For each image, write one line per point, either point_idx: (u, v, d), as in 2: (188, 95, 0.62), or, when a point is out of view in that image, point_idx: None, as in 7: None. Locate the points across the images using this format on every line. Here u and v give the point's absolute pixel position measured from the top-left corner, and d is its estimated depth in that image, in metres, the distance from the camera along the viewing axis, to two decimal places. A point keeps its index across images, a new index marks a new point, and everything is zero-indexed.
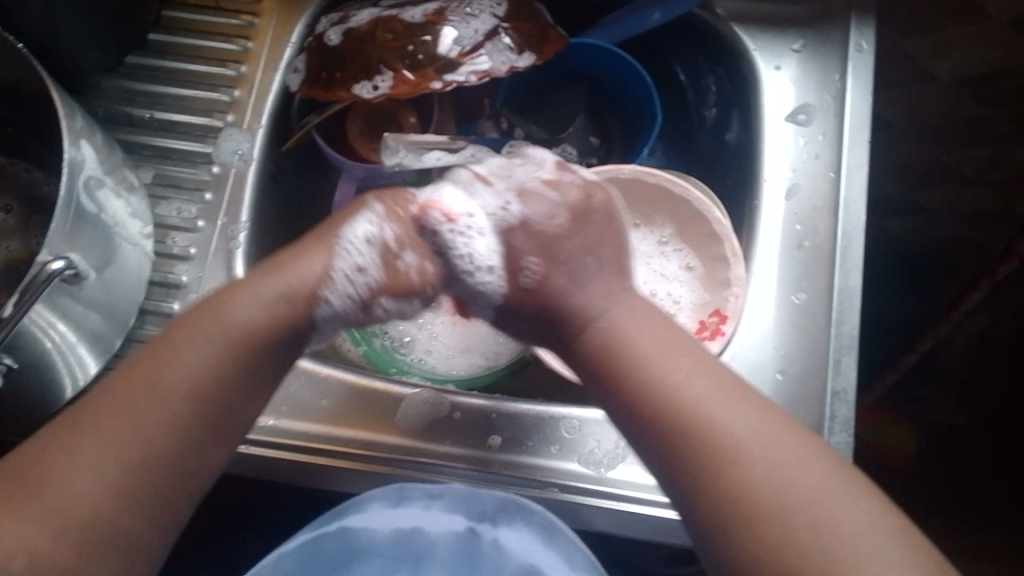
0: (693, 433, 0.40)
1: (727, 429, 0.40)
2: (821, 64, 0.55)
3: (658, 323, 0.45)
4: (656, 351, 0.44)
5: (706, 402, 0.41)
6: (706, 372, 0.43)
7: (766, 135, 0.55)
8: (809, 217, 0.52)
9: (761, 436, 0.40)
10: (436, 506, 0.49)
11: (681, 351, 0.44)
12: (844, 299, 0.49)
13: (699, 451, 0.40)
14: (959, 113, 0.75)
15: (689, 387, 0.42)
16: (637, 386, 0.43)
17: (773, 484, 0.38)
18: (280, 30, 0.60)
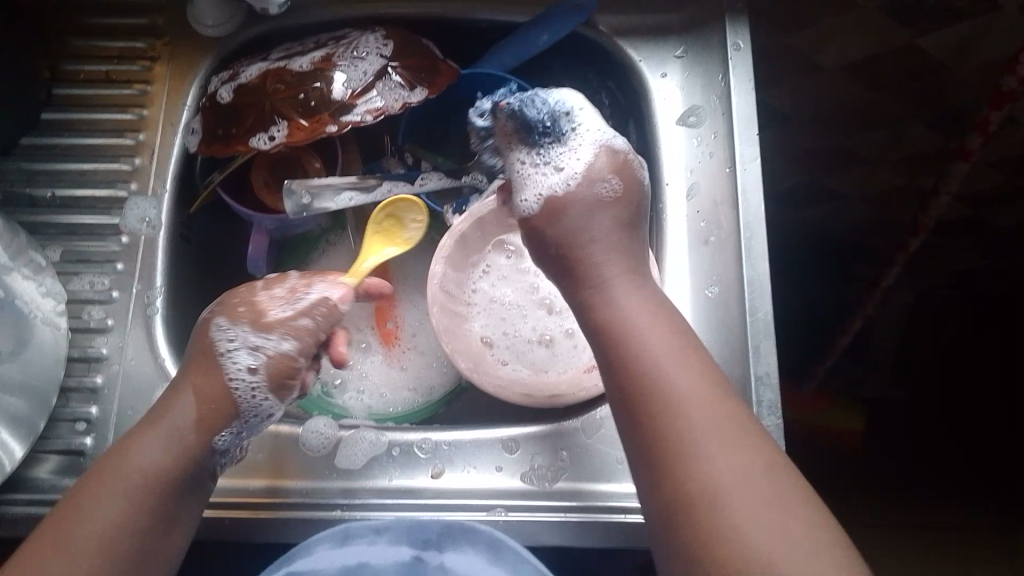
0: (667, 430, 0.38)
1: (693, 416, 0.38)
2: (704, 68, 0.58)
3: (646, 301, 0.44)
4: (657, 343, 0.41)
5: (691, 390, 0.39)
6: (701, 379, 0.40)
7: (661, 140, 0.57)
8: (711, 213, 0.54)
9: (718, 442, 0.37)
10: (382, 539, 0.48)
11: (671, 336, 0.42)
12: (755, 287, 0.51)
13: (669, 453, 0.38)
14: (849, 101, 0.79)
15: (681, 375, 0.40)
16: (635, 358, 0.41)
17: (716, 490, 0.36)
18: (174, 93, 0.60)
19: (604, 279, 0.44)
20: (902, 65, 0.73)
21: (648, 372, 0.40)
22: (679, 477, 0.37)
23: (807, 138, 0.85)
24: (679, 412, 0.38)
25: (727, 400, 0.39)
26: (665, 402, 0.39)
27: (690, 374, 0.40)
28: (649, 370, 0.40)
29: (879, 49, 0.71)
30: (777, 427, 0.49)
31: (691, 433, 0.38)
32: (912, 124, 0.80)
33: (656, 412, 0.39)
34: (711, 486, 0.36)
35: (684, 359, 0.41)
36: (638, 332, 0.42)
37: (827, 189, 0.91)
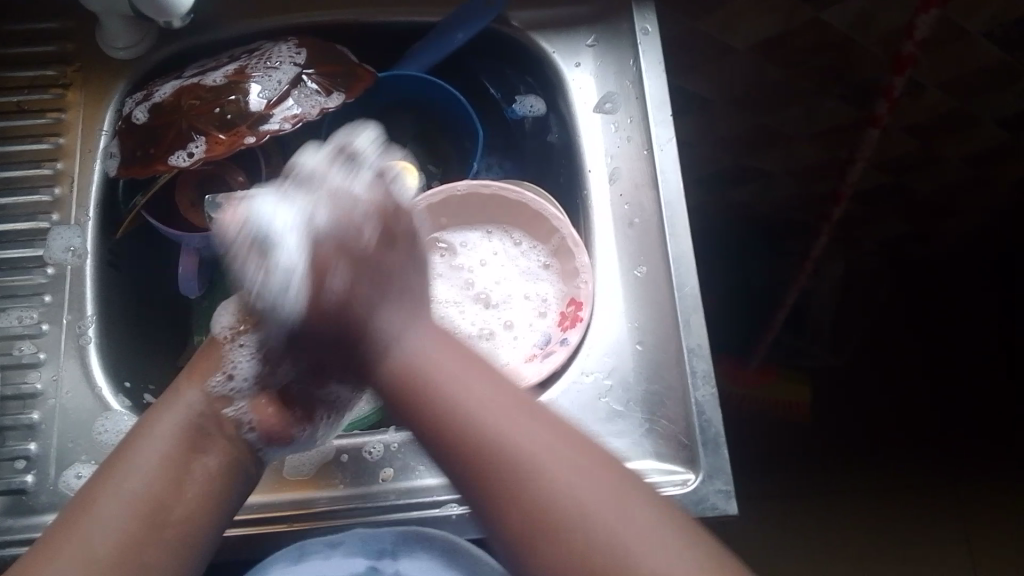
0: (487, 448, 0.39)
1: (514, 427, 0.39)
2: (615, 56, 0.59)
3: (455, 353, 0.43)
4: (450, 371, 0.42)
5: (501, 420, 0.39)
6: (496, 390, 0.41)
7: (580, 128, 0.58)
8: (634, 195, 0.56)
9: (576, 478, 0.37)
10: (337, 555, 0.48)
11: (475, 373, 0.42)
12: (680, 264, 0.52)
13: (511, 495, 0.38)
14: (763, 80, 0.81)
15: (484, 398, 0.40)
16: (436, 414, 0.41)
17: (575, 527, 0.36)
18: (90, 119, 0.59)
19: (446, 371, 0.42)
20: (808, 40, 0.75)
21: (492, 443, 0.39)
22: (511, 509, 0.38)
23: (728, 119, 0.87)
24: (483, 423, 0.39)
25: (555, 419, 0.41)
26: (487, 442, 0.39)
27: (527, 416, 0.40)
28: (471, 411, 0.40)
29: (784, 27, 0.74)
30: (712, 396, 0.50)
31: (524, 454, 0.38)
32: (824, 97, 0.83)
33: (478, 439, 0.39)
34: (557, 506, 0.37)
35: (495, 384, 0.42)
36: (462, 395, 0.41)
37: (752, 168, 0.94)
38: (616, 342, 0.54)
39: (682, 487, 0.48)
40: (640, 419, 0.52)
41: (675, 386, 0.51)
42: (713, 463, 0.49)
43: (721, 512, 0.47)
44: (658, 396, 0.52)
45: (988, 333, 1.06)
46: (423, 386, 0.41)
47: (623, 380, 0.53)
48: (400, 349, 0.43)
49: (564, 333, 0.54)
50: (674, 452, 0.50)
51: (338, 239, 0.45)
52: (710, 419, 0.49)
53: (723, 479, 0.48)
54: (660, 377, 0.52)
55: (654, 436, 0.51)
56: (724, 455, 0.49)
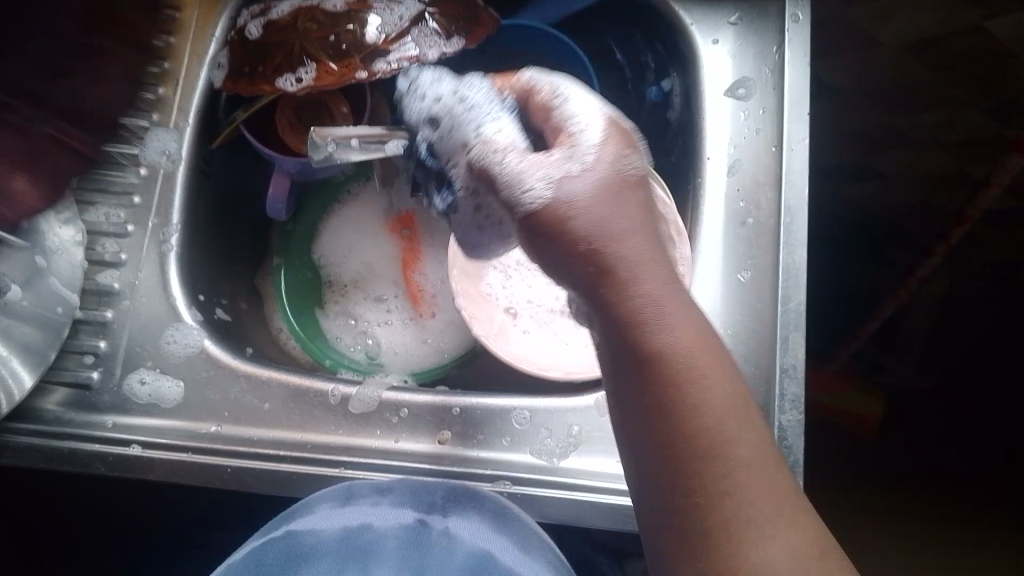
0: (692, 412, 0.35)
1: (703, 371, 0.36)
2: (756, 39, 0.54)
3: (627, 207, 0.38)
4: (647, 276, 0.37)
5: (705, 379, 0.36)
6: (682, 308, 0.37)
7: (707, 112, 0.54)
8: (752, 192, 0.52)
9: (736, 440, 0.35)
10: (385, 502, 0.45)
11: (676, 300, 0.37)
12: (791, 275, 0.48)
13: (696, 459, 0.35)
14: (907, 79, 0.75)
15: (691, 342, 0.36)
16: (620, 307, 0.37)
17: (735, 501, 0.34)
18: (204, 21, 0.57)
19: (637, 287, 0.37)
20: (964, 44, 0.69)
21: (674, 361, 0.36)
22: (692, 468, 0.35)
23: (858, 115, 0.82)
24: (685, 370, 0.35)
25: (734, 388, 0.37)
26: (676, 400, 0.35)
27: (718, 380, 0.36)
28: (677, 352, 0.36)
29: (940, 26, 0.68)
30: (798, 423, 0.47)
31: (692, 399, 0.35)
32: (971, 110, 0.76)
33: (676, 394, 0.35)
34: (727, 493, 0.34)
35: (690, 328, 0.37)
36: (636, 300, 0.37)
37: (871, 170, 0.88)
38: None
39: None
40: None
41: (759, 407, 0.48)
42: None
43: None
44: None
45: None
46: (615, 283, 0.37)
47: None
48: (618, 263, 0.37)
49: None
50: None
51: (591, 224, 0.37)
52: (792, 448, 0.46)
53: None
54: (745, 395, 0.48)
55: None
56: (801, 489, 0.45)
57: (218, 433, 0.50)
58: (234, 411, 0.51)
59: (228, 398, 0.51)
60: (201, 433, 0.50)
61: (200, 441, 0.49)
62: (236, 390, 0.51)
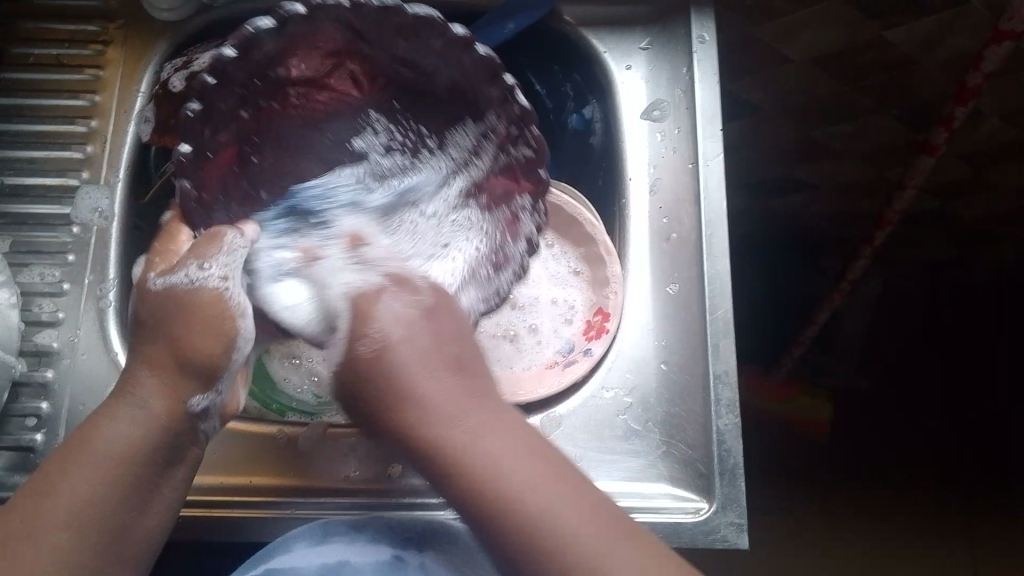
0: (506, 497, 0.37)
1: (494, 452, 0.38)
2: (666, 62, 0.57)
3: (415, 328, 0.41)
4: (424, 365, 0.40)
5: (512, 459, 0.38)
6: (528, 446, 0.39)
7: (625, 135, 0.57)
8: (674, 209, 0.54)
9: (551, 492, 0.37)
10: (360, 538, 0.45)
11: (456, 384, 0.40)
12: (716, 286, 0.50)
13: (524, 533, 0.37)
14: (819, 92, 0.79)
15: (489, 429, 0.39)
16: (415, 421, 0.39)
17: (567, 553, 0.36)
18: (129, 78, 0.58)
19: (444, 421, 0.39)
20: (868, 55, 0.74)
21: (477, 466, 0.38)
22: (532, 538, 0.36)
23: (777, 129, 0.86)
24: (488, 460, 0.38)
25: (536, 446, 0.39)
26: (490, 490, 0.37)
27: (510, 446, 0.39)
28: (486, 468, 0.37)
29: (844, 41, 0.73)
30: (734, 425, 0.48)
31: (506, 473, 0.38)
32: (881, 116, 0.81)
33: (474, 479, 0.38)
34: (572, 556, 0.36)
35: (507, 424, 0.40)
36: (481, 464, 0.38)
37: (794, 180, 0.92)
38: (639, 359, 0.52)
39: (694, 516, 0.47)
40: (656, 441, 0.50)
41: (696, 413, 0.50)
42: (729, 494, 0.47)
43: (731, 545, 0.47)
44: (677, 420, 0.50)
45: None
46: (399, 397, 0.40)
47: (643, 400, 0.51)
48: (374, 368, 0.40)
49: (588, 343, 0.52)
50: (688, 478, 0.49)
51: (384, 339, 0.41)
52: (729, 449, 0.48)
53: (736, 511, 0.47)
54: (681, 400, 0.51)
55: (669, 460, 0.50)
56: (741, 487, 0.47)
57: None
58: None
59: None
60: None
61: None
62: None
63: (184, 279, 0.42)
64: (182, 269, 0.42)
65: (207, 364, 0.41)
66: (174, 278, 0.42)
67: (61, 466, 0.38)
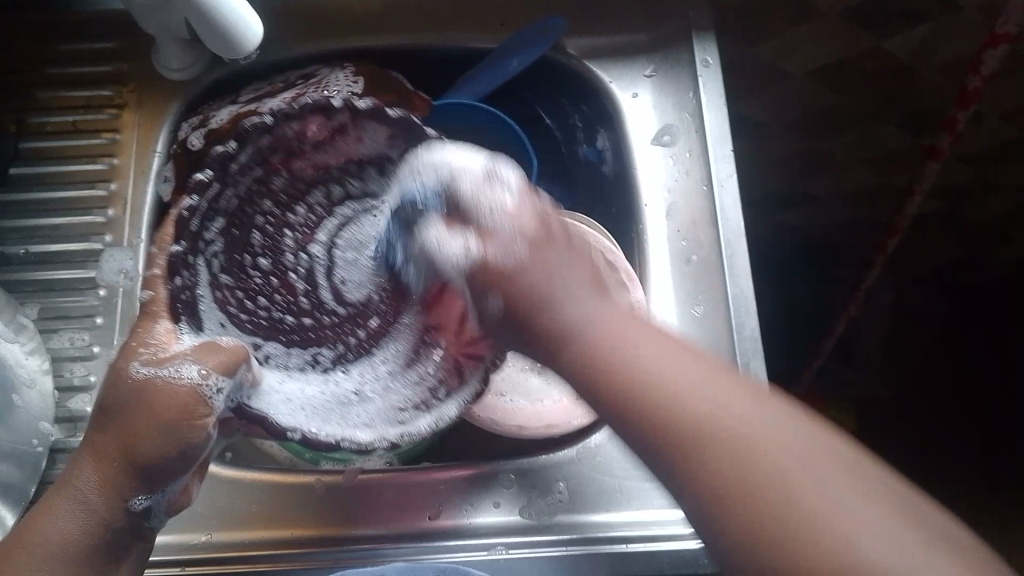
0: (719, 434, 0.36)
1: (711, 392, 0.38)
2: (674, 87, 0.58)
3: (641, 328, 0.41)
4: (620, 329, 0.41)
5: (722, 399, 0.37)
6: (692, 359, 0.39)
7: (637, 161, 0.57)
8: (692, 232, 0.54)
9: (761, 416, 0.37)
10: None
11: (641, 328, 0.41)
12: (739, 303, 0.52)
13: (752, 475, 0.35)
14: (821, 103, 0.81)
15: (670, 368, 0.38)
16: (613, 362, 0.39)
17: (803, 478, 0.35)
18: (145, 140, 0.60)
19: (686, 398, 0.37)
20: (866, 66, 0.75)
21: (707, 408, 0.37)
22: (750, 491, 0.35)
23: (781, 143, 0.87)
24: (708, 407, 0.37)
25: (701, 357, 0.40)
26: (710, 420, 0.37)
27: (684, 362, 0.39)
28: (710, 410, 0.37)
29: (842, 54, 0.74)
30: None
31: (710, 403, 0.37)
32: (882, 122, 0.82)
33: (679, 422, 0.37)
34: (776, 460, 0.35)
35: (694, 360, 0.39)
36: (673, 377, 0.38)
37: (800, 193, 0.94)
38: None
39: None
40: None
41: None
42: None
43: None
44: None
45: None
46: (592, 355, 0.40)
47: None
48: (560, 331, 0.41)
49: None
50: None
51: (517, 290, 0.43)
52: None
53: None
54: None
55: None
56: None
57: (208, 541, 0.50)
58: (222, 519, 0.51)
59: (215, 505, 0.51)
60: (191, 544, 0.50)
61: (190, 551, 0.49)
62: (222, 494, 0.51)
63: (167, 373, 0.39)
64: (170, 362, 0.39)
65: (165, 451, 0.39)
66: (157, 371, 0.39)
67: (33, 524, 0.39)
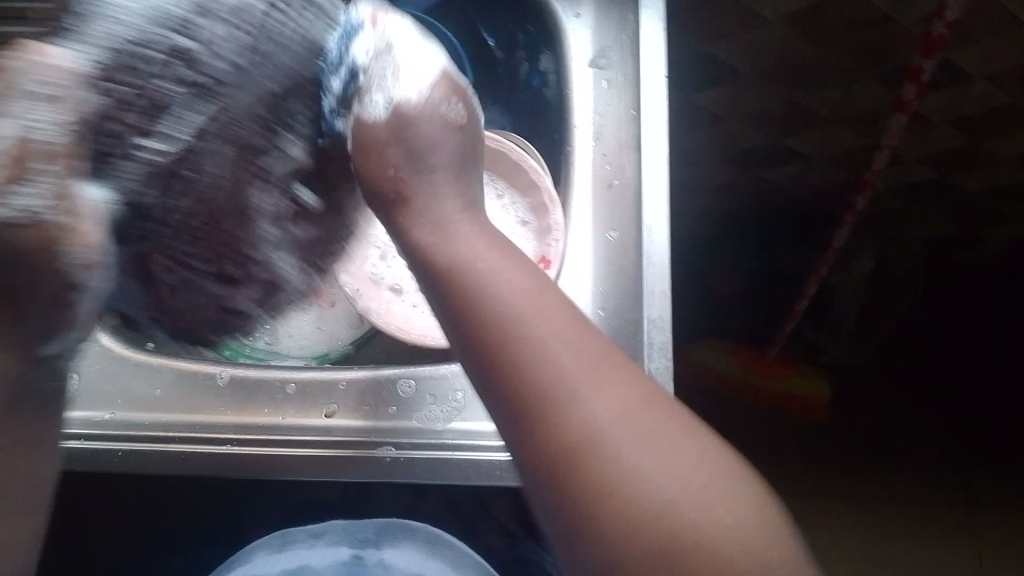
0: (539, 376, 0.33)
1: (535, 346, 0.33)
2: (613, 4, 0.56)
3: (503, 258, 0.37)
4: (524, 298, 0.35)
5: (531, 317, 0.34)
6: (513, 265, 0.36)
7: (573, 84, 0.56)
8: (615, 156, 0.54)
9: (567, 350, 0.33)
10: (319, 543, 0.61)
11: (544, 296, 0.35)
12: (653, 231, 0.50)
13: (570, 455, 0.31)
14: (798, 53, 0.79)
15: (521, 290, 0.35)
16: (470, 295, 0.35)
17: (585, 404, 0.32)
18: None
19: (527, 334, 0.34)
20: (843, 17, 0.73)
21: (551, 374, 0.33)
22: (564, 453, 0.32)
23: (760, 91, 0.85)
24: (543, 354, 0.33)
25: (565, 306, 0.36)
26: (551, 396, 0.32)
27: (557, 315, 0.34)
28: (530, 344, 0.33)
29: (818, 3, 0.72)
30: (665, 367, 0.48)
31: (533, 338, 0.33)
32: (864, 78, 0.81)
33: (523, 346, 0.33)
34: (608, 442, 0.31)
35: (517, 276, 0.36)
36: (535, 335, 0.34)
37: (785, 148, 0.93)
38: (577, 303, 0.52)
39: None
40: None
41: (627, 357, 0.50)
42: None
43: None
44: (608, 362, 0.50)
45: (996, 327, 1.11)
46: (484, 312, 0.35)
47: None
48: (476, 285, 0.35)
49: None
50: None
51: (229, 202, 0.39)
52: None
53: None
54: (616, 344, 0.50)
55: None
56: None
57: (111, 419, 0.51)
58: (127, 399, 0.52)
59: (119, 386, 0.53)
60: (97, 421, 0.51)
61: (92, 429, 0.50)
62: (128, 378, 0.53)
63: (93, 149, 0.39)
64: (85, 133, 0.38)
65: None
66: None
67: None
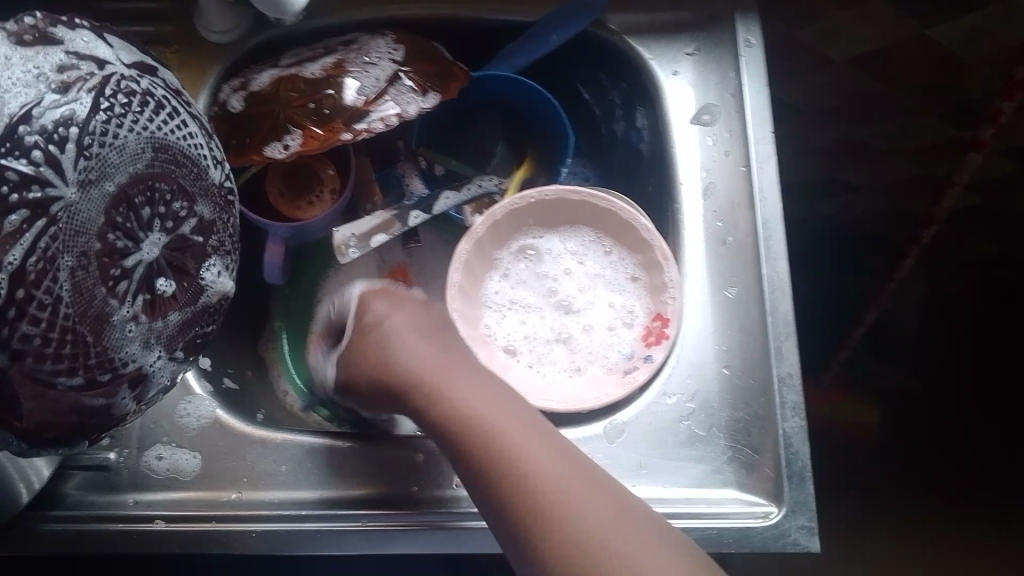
0: (519, 483, 0.38)
1: (483, 420, 0.41)
2: (713, 66, 0.58)
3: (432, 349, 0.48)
4: (467, 384, 0.43)
5: (505, 422, 0.40)
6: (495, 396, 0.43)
7: (676, 138, 0.56)
8: (729, 212, 0.54)
9: (510, 445, 0.39)
10: None
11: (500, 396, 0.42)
12: (774, 287, 0.51)
13: (573, 557, 0.35)
14: (862, 89, 0.79)
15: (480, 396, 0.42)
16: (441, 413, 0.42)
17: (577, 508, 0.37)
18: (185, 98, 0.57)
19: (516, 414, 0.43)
20: (913, 54, 0.74)
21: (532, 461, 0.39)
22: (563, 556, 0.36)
23: (819, 126, 0.86)
24: (525, 467, 0.38)
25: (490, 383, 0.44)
26: (516, 495, 0.38)
27: (512, 412, 0.41)
28: (507, 444, 0.39)
29: (889, 40, 0.73)
30: (800, 427, 0.48)
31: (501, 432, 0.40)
32: (928, 114, 0.81)
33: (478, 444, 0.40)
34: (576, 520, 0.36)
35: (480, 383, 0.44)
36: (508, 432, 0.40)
37: (840, 182, 0.93)
38: (699, 364, 0.52)
39: (762, 520, 0.46)
40: (721, 446, 0.50)
41: (760, 417, 0.50)
42: (798, 498, 0.47)
43: (801, 549, 0.46)
44: (743, 421, 0.50)
45: None
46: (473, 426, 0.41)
47: (706, 405, 0.51)
48: (454, 411, 0.42)
49: (647, 350, 0.52)
50: (756, 482, 0.48)
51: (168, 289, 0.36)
52: (797, 452, 0.48)
53: (805, 514, 0.46)
54: (744, 402, 0.50)
55: (735, 463, 0.49)
56: (811, 490, 0.47)
57: (240, 498, 0.50)
58: (253, 476, 0.51)
59: (247, 463, 0.52)
60: (226, 500, 0.50)
61: (222, 509, 0.50)
62: (255, 454, 0.52)
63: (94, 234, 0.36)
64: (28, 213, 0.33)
65: None
66: None
67: None
